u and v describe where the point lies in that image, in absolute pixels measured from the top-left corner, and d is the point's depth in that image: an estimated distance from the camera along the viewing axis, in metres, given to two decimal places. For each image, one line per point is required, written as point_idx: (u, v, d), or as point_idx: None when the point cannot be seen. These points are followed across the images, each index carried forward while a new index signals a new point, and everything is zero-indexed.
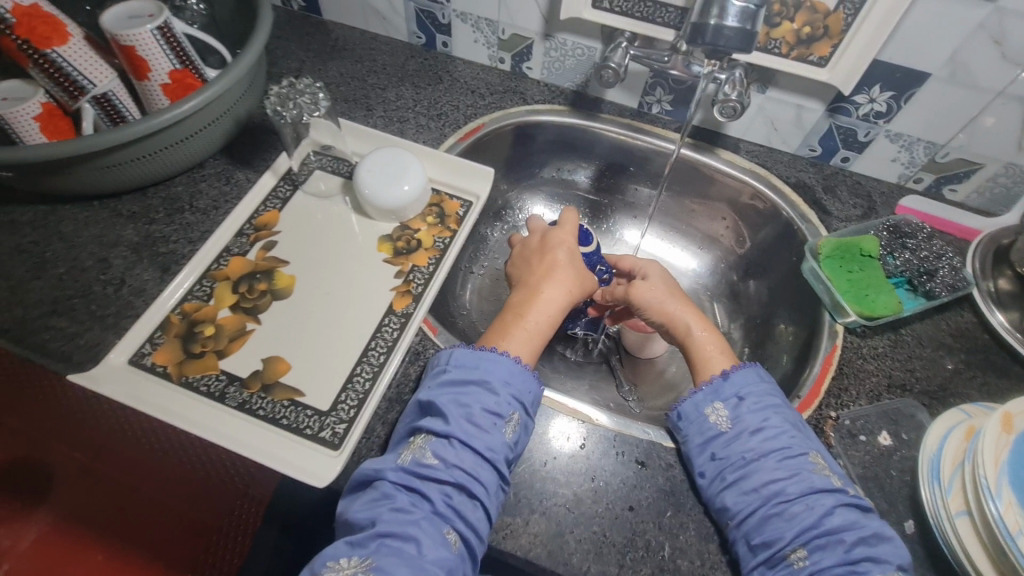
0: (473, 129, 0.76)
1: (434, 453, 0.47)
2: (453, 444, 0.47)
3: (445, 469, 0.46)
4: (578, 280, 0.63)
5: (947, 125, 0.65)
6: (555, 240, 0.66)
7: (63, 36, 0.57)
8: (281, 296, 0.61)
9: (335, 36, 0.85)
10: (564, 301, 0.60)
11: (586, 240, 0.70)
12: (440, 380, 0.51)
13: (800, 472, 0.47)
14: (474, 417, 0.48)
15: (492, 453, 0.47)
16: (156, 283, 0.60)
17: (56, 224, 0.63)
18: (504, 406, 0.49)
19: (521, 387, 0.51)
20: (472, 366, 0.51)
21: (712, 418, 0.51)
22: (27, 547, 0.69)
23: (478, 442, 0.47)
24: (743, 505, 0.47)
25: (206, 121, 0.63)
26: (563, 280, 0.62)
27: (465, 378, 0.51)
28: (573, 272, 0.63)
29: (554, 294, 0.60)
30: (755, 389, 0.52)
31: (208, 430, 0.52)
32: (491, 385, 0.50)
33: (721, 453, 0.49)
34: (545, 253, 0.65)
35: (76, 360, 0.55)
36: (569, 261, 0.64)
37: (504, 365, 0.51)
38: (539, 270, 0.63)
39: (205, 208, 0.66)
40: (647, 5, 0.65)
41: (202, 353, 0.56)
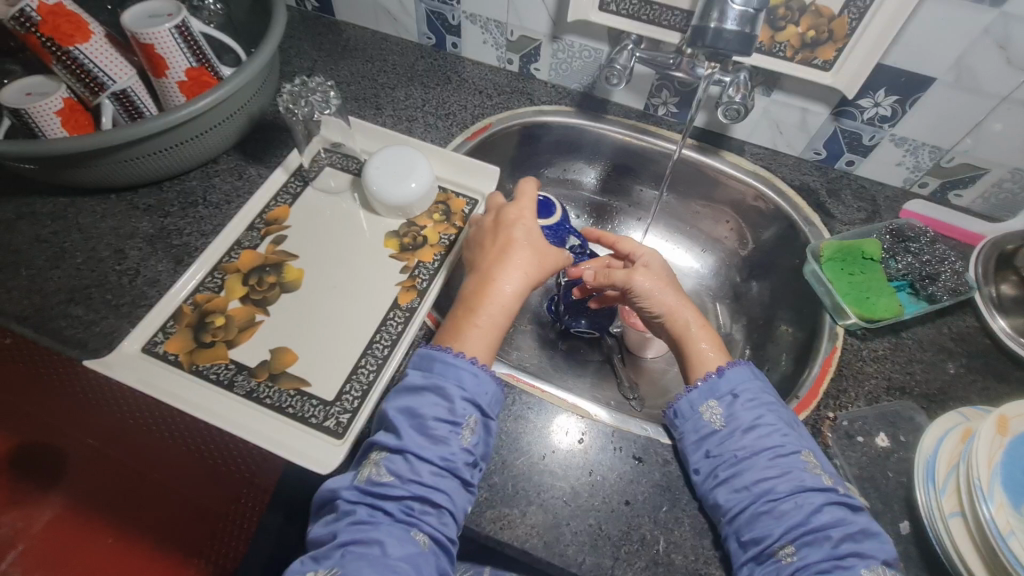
0: (480, 129, 0.78)
1: (389, 469, 0.45)
2: (407, 457, 0.46)
3: (401, 485, 0.45)
4: (538, 260, 0.57)
5: (952, 130, 0.65)
6: (509, 216, 0.59)
7: (85, 34, 0.59)
8: (289, 289, 0.62)
9: (347, 36, 0.86)
10: (522, 285, 0.55)
11: (547, 212, 0.67)
12: (395, 393, 0.50)
13: (790, 470, 0.48)
14: (427, 426, 0.47)
15: (450, 460, 0.46)
16: (170, 274, 0.62)
17: (74, 216, 0.65)
18: (459, 412, 0.48)
19: (476, 389, 0.49)
20: (424, 373, 0.50)
21: (707, 416, 0.52)
22: (43, 527, 0.73)
23: (434, 452, 0.46)
24: (735, 502, 0.48)
25: (219, 118, 0.65)
26: (519, 263, 0.56)
27: (417, 387, 0.49)
28: (530, 252, 0.56)
29: (509, 281, 0.55)
30: (749, 388, 0.53)
31: (216, 417, 0.54)
32: (445, 391, 0.48)
33: (715, 450, 0.50)
34: (500, 233, 0.58)
35: (91, 347, 0.57)
36: (525, 240, 0.57)
37: (457, 368, 0.49)
38: (493, 253, 0.57)
39: (218, 203, 0.68)
40: (653, 8, 0.66)
41: (212, 342, 0.58)
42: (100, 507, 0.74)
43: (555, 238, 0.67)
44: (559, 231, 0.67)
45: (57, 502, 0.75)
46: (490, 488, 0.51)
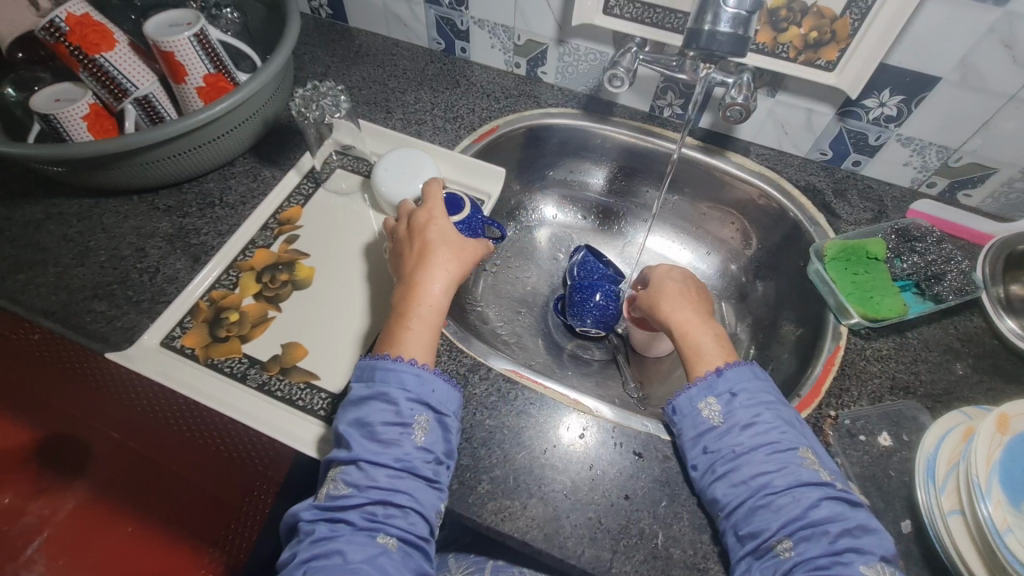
0: (488, 131, 0.79)
1: (345, 481, 0.46)
2: (360, 466, 0.47)
3: (358, 493, 0.46)
4: (458, 256, 0.58)
5: (960, 129, 0.65)
6: (422, 219, 0.60)
7: (110, 43, 0.62)
8: (301, 287, 0.65)
9: (359, 42, 0.89)
10: (449, 284, 0.56)
11: (456, 208, 0.64)
12: (344, 409, 0.51)
13: (788, 465, 0.48)
14: (377, 432, 0.48)
15: (406, 461, 0.47)
16: (188, 272, 0.64)
17: (99, 217, 0.68)
18: (406, 414, 0.49)
19: (420, 389, 0.50)
20: (368, 383, 0.51)
21: (705, 413, 0.53)
22: (67, 516, 0.77)
23: (388, 456, 0.47)
24: (733, 497, 0.48)
25: (234, 123, 0.67)
26: (440, 262, 0.57)
27: (363, 397, 0.50)
28: (450, 251, 0.58)
29: (435, 281, 0.56)
30: (748, 386, 0.53)
31: (229, 407, 0.56)
32: (390, 396, 0.49)
33: (713, 446, 0.51)
34: (418, 235, 0.59)
35: (113, 341, 0.59)
36: (441, 239, 0.58)
37: (399, 372, 0.50)
38: (415, 256, 0.58)
39: (234, 203, 0.70)
40: (656, 11, 0.67)
41: (227, 337, 0.60)
42: (125, 495, 0.77)
43: (468, 233, 0.63)
44: (472, 224, 0.63)
45: (81, 491, 0.79)
46: (492, 481, 0.53)
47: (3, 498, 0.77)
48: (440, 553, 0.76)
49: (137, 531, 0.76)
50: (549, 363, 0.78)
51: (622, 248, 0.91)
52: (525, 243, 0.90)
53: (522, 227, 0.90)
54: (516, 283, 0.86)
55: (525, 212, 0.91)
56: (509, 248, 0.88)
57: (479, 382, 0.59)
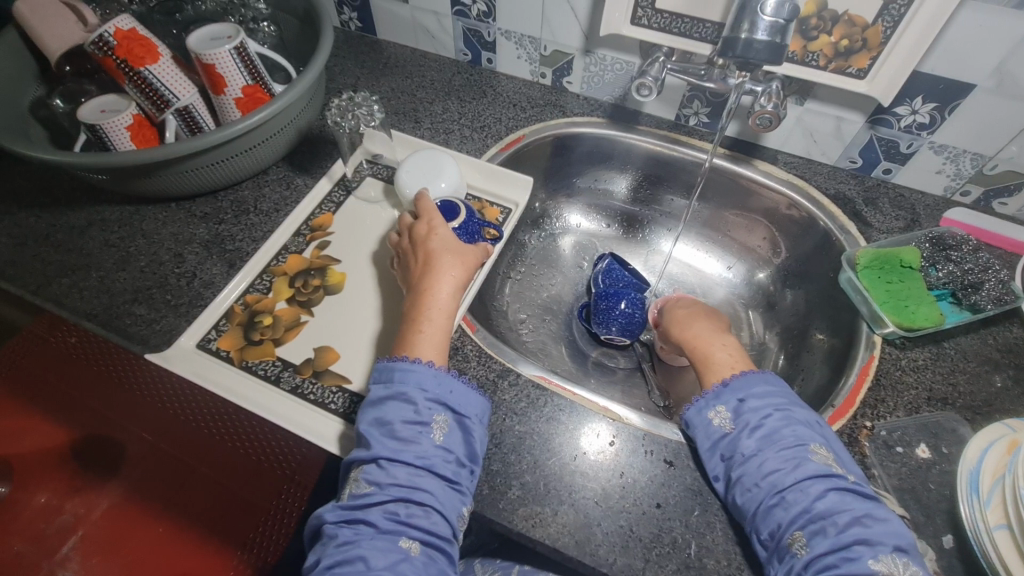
0: (514, 140, 0.80)
1: (367, 480, 0.47)
2: (381, 464, 0.47)
3: (379, 492, 0.46)
4: (463, 260, 0.59)
5: (996, 137, 0.64)
6: (423, 230, 0.60)
7: (155, 56, 0.65)
8: (332, 292, 0.66)
9: (387, 54, 0.91)
10: (455, 289, 0.57)
11: (451, 214, 0.63)
12: (363, 415, 0.51)
13: (799, 462, 0.47)
14: (396, 432, 0.48)
15: (426, 459, 0.47)
16: (223, 277, 0.66)
17: (139, 223, 0.71)
18: (424, 413, 0.49)
19: (437, 389, 0.51)
20: (386, 384, 0.51)
21: (716, 421, 0.52)
22: (101, 515, 0.79)
23: (408, 454, 0.47)
24: (750, 501, 0.48)
25: (270, 133, 0.69)
26: (446, 267, 0.57)
27: (380, 399, 0.51)
28: (455, 257, 0.58)
29: (441, 287, 0.56)
30: (757, 390, 0.53)
31: (263, 410, 0.56)
32: (408, 396, 0.50)
33: (729, 452, 0.50)
34: (424, 243, 0.59)
35: (152, 343, 0.61)
36: (446, 244, 0.59)
37: (416, 374, 0.51)
38: (421, 264, 0.58)
39: (268, 211, 0.72)
40: (685, 21, 0.67)
41: (261, 340, 0.61)
42: (158, 494, 0.79)
43: (466, 237, 0.63)
44: (469, 228, 0.63)
45: (113, 492, 0.80)
46: (523, 487, 0.53)
47: (42, 496, 0.80)
48: (466, 559, 0.77)
49: (167, 532, 0.77)
50: (575, 371, 0.78)
51: (647, 256, 0.91)
52: (549, 252, 0.90)
53: (547, 235, 0.91)
54: (541, 290, 0.87)
55: (550, 220, 0.91)
56: (533, 256, 0.89)
57: (508, 388, 0.59)
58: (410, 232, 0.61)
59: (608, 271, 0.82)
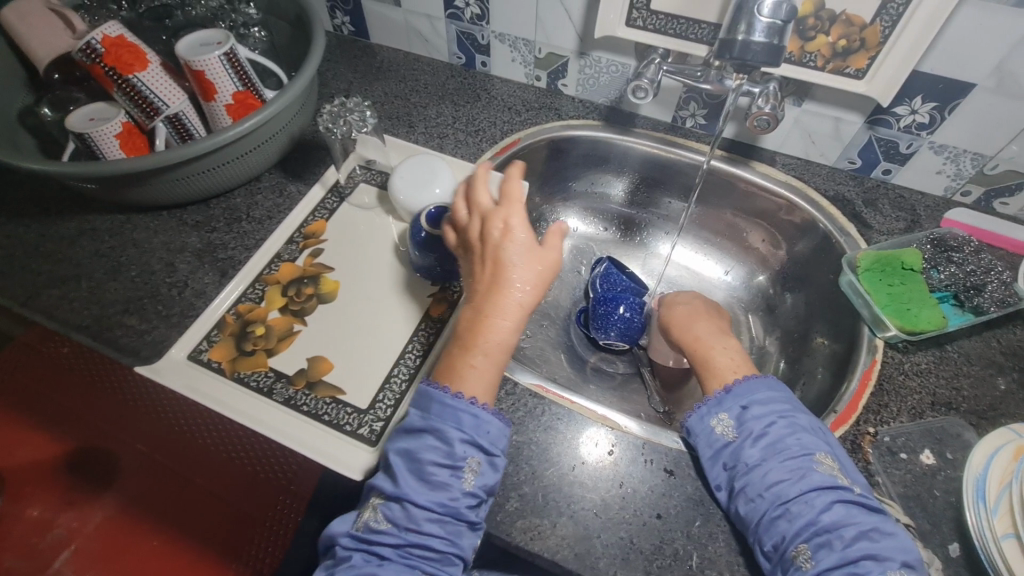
0: (509, 144, 0.79)
1: (385, 516, 0.46)
2: (403, 505, 0.45)
3: (397, 533, 0.45)
4: (538, 268, 0.51)
5: (995, 136, 0.63)
6: (499, 231, 0.51)
7: (144, 63, 0.64)
8: (325, 301, 0.65)
9: (380, 58, 0.90)
10: (523, 313, 0.50)
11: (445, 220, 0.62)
12: (395, 440, 0.49)
13: (805, 472, 0.47)
14: (425, 474, 0.46)
15: (450, 506, 0.45)
16: (215, 286, 0.65)
17: (130, 232, 0.70)
18: (457, 455, 0.46)
19: (475, 431, 0.47)
20: (424, 414, 0.48)
21: (718, 430, 0.52)
22: (95, 529, 0.77)
23: (431, 499, 0.45)
24: (753, 512, 0.47)
25: (261, 140, 0.68)
26: (516, 288, 0.50)
27: (415, 430, 0.48)
28: (529, 275, 0.50)
29: (506, 313, 0.49)
30: (761, 396, 0.53)
31: (256, 423, 0.55)
32: (443, 437, 0.47)
33: (731, 462, 0.50)
34: (495, 248, 0.51)
35: (143, 354, 0.60)
36: (522, 253, 0.50)
37: (456, 411, 0.47)
38: (488, 274, 0.51)
39: (260, 218, 0.71)
40: (680, 22, 0.66)
41: (253, 350, 0.60)
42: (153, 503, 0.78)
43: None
44: None
45: (107, 504, 0.78)
46: (521, 498, 0.52)
47: (34, 510, 0.78)
48: None
49: (161, 545, 0.75)
50: (574, 378, 0.77)
51: (644, 260, 0.91)
52: None
53: None
54: None
55: (546, 224, 0.90)
56: None
57: (505, 398, 0.58)
58: (481, 229, 0.53)
59: (603, 271, 0.81)
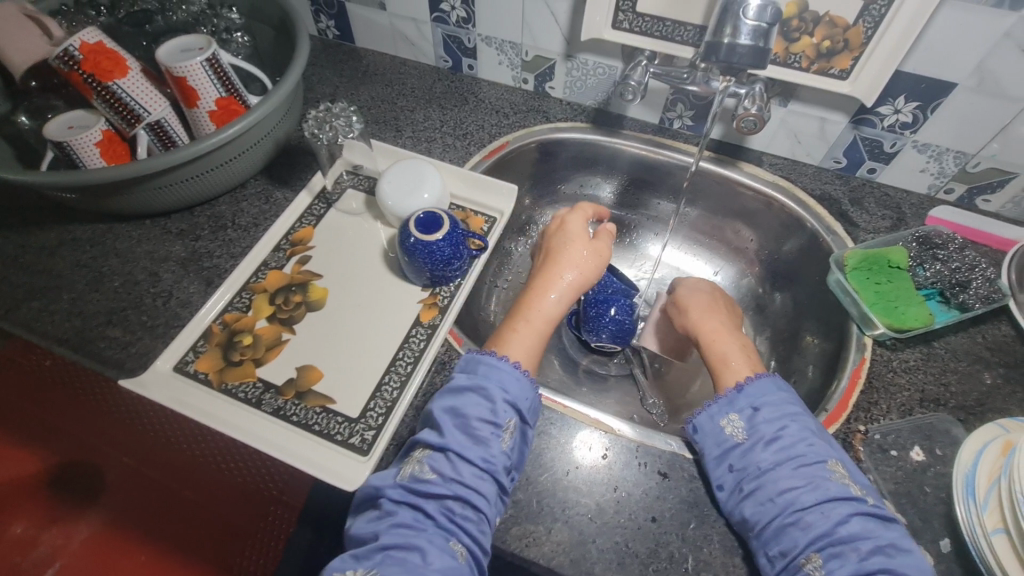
0: (497, 147, 0.79)
1: (431, 466, 0.49)
2: (449, 456, 0.49)
3: (442, 483, 0.48)
4: (590, 262, 0.66)
5: (977, 135, 0.64)
6: (557, 231, 0.69)
7: (123, 69, 0.63)
8: (314, 308, 0.64)
9: (366, 62, 0.89)
10: (569, 292, 0.64)
11: (434, 227, 0.62)
12: (436, 401, 0.53)
13: (816, 480, 0.47)
14: (470, 430, 0.50)
15: (490, 462, 0.49)
16: (201, 295, 0.64)
17: (112, 242, 0.68)
18: (499, 414, 0.51)
19: (516, 395, 0.52)
20: (471, 374, 0.54)
21: (728, 430, 0.52)
22: (82, 544, 0.76)
23: (475, 453, 0.49)
24: (761, 515, 0.47)
25: (246, 146, 0.67)
26: (565, 270, 0.65)
27: (462, 388, 0.53)
28: (576, 262, 0.65)
29: (554, 288, 0.63)
30: (773, 399, 0.53)
31: (245, 436, 0.54)
32: (487, 397, 0.52)
33: (738, 464, 0.50)
34: (551, 244, 0.69)
35: (127, 367, 0.59)
36: (577, 248, 0.66)
37: (501, 372, 0.53)
38: (547, 263, 0.66)
39: (246, 226, 0.70)
40: (666, 24, 0.67)
41: (241, 361, 0.59)
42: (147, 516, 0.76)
43: (451, 249, 0.62)
44: (453, 239, 0.62)
45: (96, 519, 0.77)
46: (516, 504, 0.51)
47: (18, 527, 0.77)
48: None
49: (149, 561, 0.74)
50: (566, 381, 0.77)
51: (634, 261, 0.91)
52: None
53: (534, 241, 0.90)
54: None
55: (536, 227, 0.90)
56: (520, 264, 0.87)
57: None
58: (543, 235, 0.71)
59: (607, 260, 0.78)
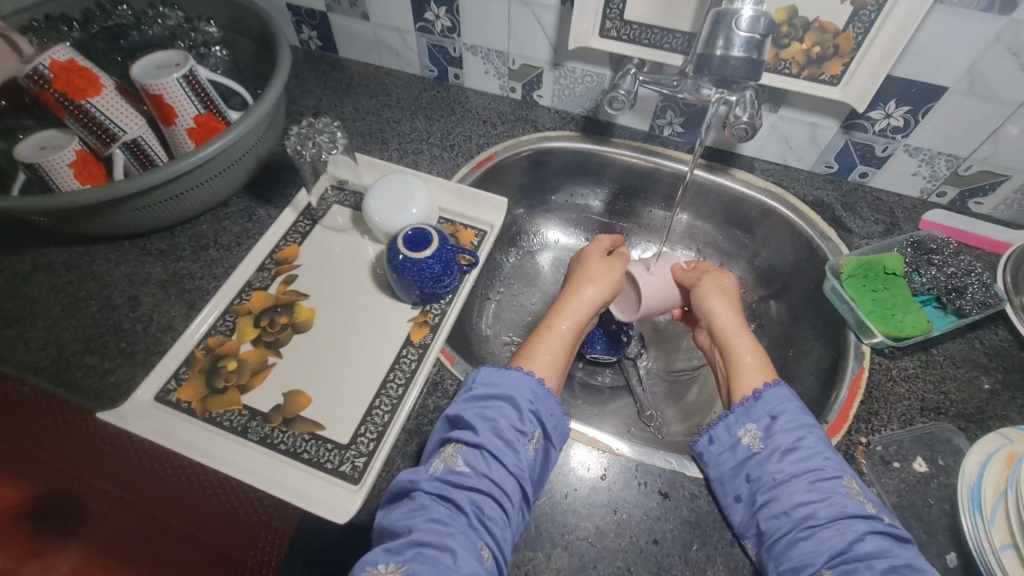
0: (485, 158, 0.78)
1: (465, 461, 0.49)
2: (482, 454, 0.50)
3: (477, 478, 0.48)
4: (612, 280, 0.67)
5: (969, 138, 0.64)
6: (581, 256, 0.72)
7: (97, 87, 0.61)
8: (301, 330, 0.62)
9: (350, 73, 0.88)
10: (584, 309, 0.64)
11: (422, 244, 0.60)
12: (463, 399, 0.53)
13: (832, 495, 0.47)
14: (502, 431, 0.51)
15: (521, 466, 0.49)
16: (183, 319, 0.62)
17: (89, 265, 0.66)
18: (529, 421, 0.52)
19: (545, 403, 0.53)
20: (501, 378, 0.54)
21: (746, 439, 0.52)
22: None
23: (507, 454, 0.49)
24: (775, 529, 0.47)
25: (228, 163, 0.65)
26: (581, 289, 0.66)
27: (494, 391, 0.53)
28: (594, 280, 0.67)
29: (570, 307, 0.64)
30: (792, 409, 0.53)
31: (232, 467, 0.52)
32: (515, 401, 0.53)
33: (756, 473, 0.50)
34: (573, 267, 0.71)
35: (106, 397, 0.57)
36: (601, 268, 0.68)
37: (531, 380, 0.54)
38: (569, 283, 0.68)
39: (229, 245, 0.68)
40: (654, 31, 0.66)
41: (225, 388, 0.57)
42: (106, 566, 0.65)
43: (441, 267, 0.60)
44: (443, 256, 0.60)
45: None
46: None
47: None
48: None
49: None
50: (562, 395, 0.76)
51: None
52: (528, 270, 0.88)
53: (525, 252, 0.88)
54: (522, 311, 0.84)
55: (526, 237, 0.89)
56: (511, 276, 0.86)
57: None
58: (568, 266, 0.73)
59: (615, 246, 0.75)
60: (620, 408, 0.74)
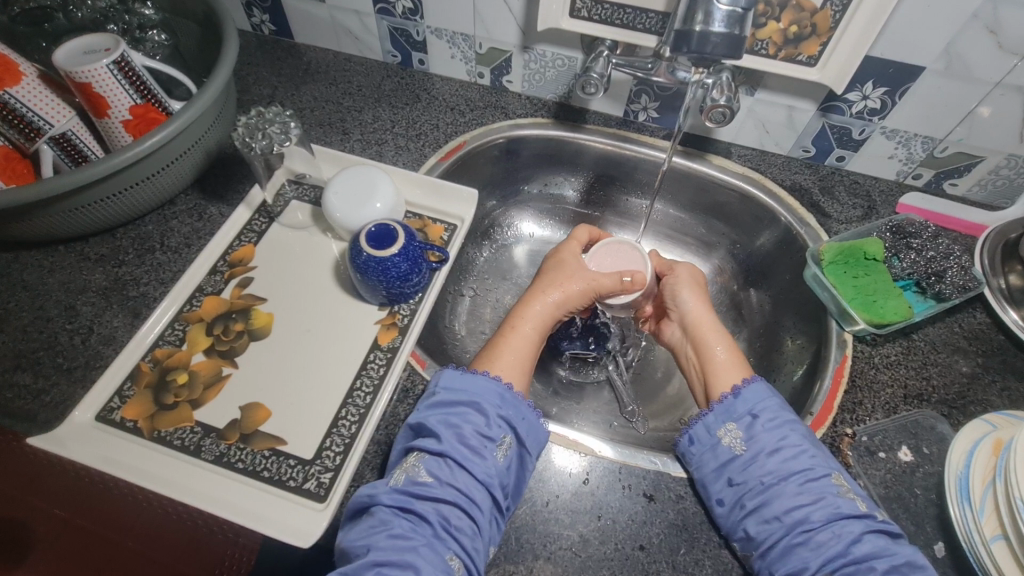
0: (454, 147, 0.74)
1: (428, 470, 0.46)
2: (447, 462, 0.46)
3: (440, 487, 0.45)
4: (584, 284, 0.62)
5: (945, 119, 0.63)
6: (567, 251, 0.67)
7: (15, 76, 0.54)
8: (258, 337, 0.57)
9: (307, 59, 0.82)
10: (550, 314, 0.60)
11: (386, 241, 0.56)
12: (426, 405, 0.50)
13: (824, 496, 0.45)
14: (467, 437, 0.47)
15: (490, 475, 0.46)
16: (127, 330, 0.57)
17: (19, 273, 0.60)
18: (496, 428, 0.49)
19: (512, 411, 0.50)
20: (465, 386, 0.50)
21: (725, 441, 0.50)
22: None
23: (475, 464, 0.46)
24: (767, 534, 0.45)
25: (172, 156, 0.60)
26: (547, 288, 0.62)
27: (458, 400, 0.50)
28: (579, 282, 0.62)
29: (534, 316, 0.60)
30: (767, 405, 0.51)
31: (183, 492, 0.48)
32: (481, 406, 0.49)
33: (738, 478, 0.48)
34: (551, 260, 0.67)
35: (42, 419, 0.52)
36: (577, 269, 0.64)
37: (495, 388, 0.51)
38: (536, 282, 0.64)
39: (177, 247, 0.63)
40: (627, 11, 0.62)
41: (175, 404, 0.53)
42: None
43: (408, 265, 0.56)
44: (410, 254, 0.56)
45: None
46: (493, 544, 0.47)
47: None
48: None
49: None
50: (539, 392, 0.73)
51: None
52: (502, 264, 0.84)
53: (499, 246, 0.85)
54: (496, 305, 0.81)
55: (501, 230, 0.86)
56: (485, 270, 0.83)
57: None
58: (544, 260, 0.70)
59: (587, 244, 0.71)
60: (600, 404, 0.72)
